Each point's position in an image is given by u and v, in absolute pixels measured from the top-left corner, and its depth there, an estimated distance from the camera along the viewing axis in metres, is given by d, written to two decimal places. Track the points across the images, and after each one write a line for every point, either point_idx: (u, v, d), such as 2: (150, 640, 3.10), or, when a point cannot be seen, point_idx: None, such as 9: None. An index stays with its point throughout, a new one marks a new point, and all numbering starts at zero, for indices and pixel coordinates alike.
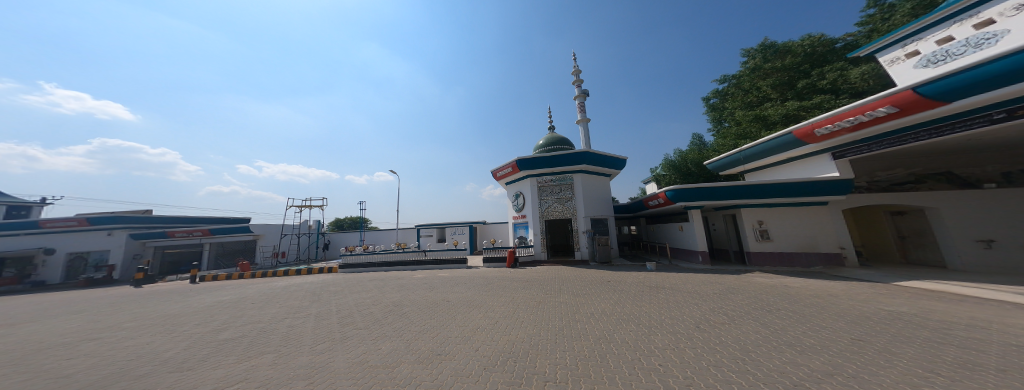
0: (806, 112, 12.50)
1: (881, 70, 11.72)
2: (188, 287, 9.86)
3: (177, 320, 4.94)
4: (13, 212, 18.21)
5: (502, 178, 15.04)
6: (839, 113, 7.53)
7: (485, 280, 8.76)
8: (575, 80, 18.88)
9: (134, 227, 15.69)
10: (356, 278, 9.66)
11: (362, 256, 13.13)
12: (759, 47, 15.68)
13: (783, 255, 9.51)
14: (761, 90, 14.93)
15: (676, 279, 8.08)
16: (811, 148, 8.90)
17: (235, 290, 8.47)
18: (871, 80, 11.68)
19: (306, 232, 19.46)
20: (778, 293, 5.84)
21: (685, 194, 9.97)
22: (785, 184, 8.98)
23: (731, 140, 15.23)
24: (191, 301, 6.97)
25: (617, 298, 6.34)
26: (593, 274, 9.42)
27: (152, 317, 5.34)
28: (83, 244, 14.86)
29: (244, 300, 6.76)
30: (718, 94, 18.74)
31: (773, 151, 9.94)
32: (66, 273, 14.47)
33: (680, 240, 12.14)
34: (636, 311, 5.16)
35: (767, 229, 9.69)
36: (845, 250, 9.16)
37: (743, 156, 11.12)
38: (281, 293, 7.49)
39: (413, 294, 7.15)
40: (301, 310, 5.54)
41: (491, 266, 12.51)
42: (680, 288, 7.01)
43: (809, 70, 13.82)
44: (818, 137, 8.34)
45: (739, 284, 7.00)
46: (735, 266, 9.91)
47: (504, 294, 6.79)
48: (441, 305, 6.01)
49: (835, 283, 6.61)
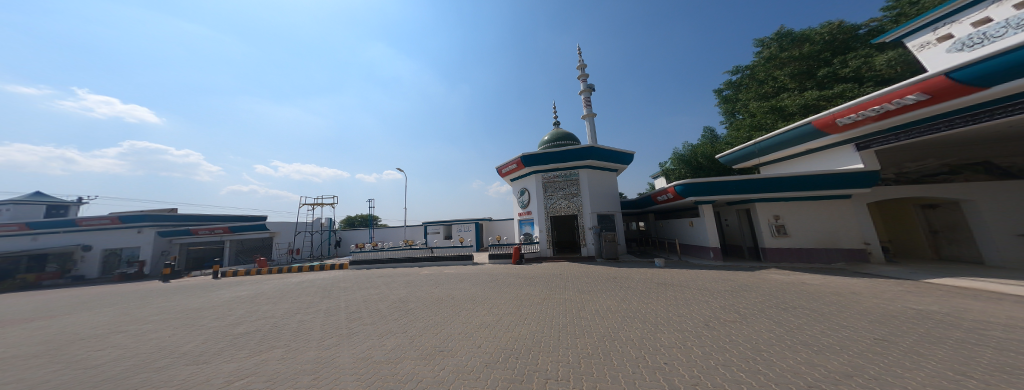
0: (826, 103, 11.84)
1: (910, 56, 11.08)
2: (209, 283, 10.31)
3: (197, 314, 5.16)
4: (53, 210, 19.49)
5: (507, 174, 15.00)
6: (864, 102, 7.04)
7: (490, 277, 8.81)
8: (581, 74, 18.54)
9: (162, 225, 16.45)
10: (365, 275, 9.88)
11: (371, 253, 13.38)
12: (774, 36, 14.89)
13: (801, 250, 9.12)
14: (778, 80, 14.21)
15: (685, 276, 7.88)
16: (833, 139, 8.42)
17: (252, 286, 8.80)
18: (898, 66, 11.05)
19: (318, 230, 20.07)
20: (794, 291, 5.61)
21: (695, 189, 9.71)
22: (804, 178, 8.57)
23: (745, 132, 14.60)
24: (212, 296, 7.28)
25: (624, 295, 6.24)
26: (600, 270, 9.31)
27: (175, 310, 5.61)
28: (115, 241, 15.73)
29: (259, 296, 7.01)
30: (731, 86, 17.98)
31: (791, 143, 9.48)
32: (102, 268, 15.42)
33: (690, 235, 11.83)
34: (643, 309, 5.05)
35: (784, 224, 9.32)
36: (870, 246, 8.67)
37: (758, 148, 10.66)
38: (294, 289, 7.73)
39: (418, 290, 7.25)
40: (311, 306, 5.69)
41: (497, 262, 12.55)
42: (689, 285, 6.83)
43: (830, 57, 13.06)
44: (840, 126, 7.88)
45: (753, 281, 6.75)
46: (749, 263, 9.59)
47: (507, 291, 6.80)
48: (446, 301, 6.07)
49: (858, 280, 6.29)
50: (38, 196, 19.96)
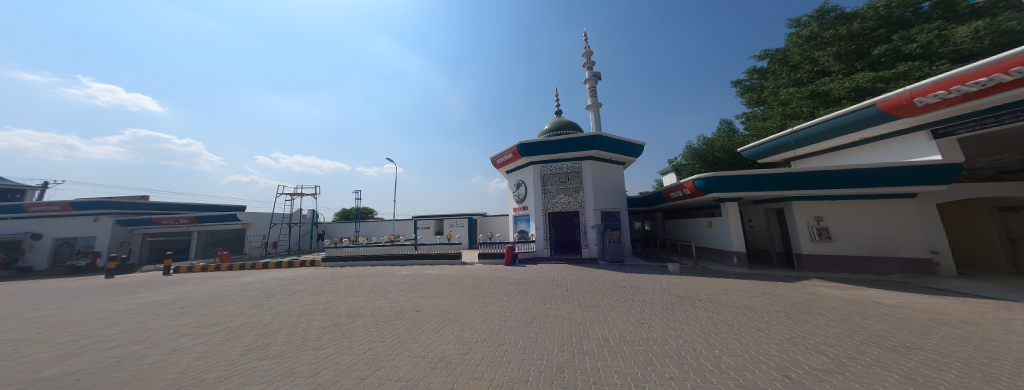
0: (884, 85, 10.42)
1: (1003, 26, 9.40)
2: (148, 280, 8.87)
3: (50, 334, 3.71)
4: (8, 195, 18.16)
5: (502, 165, 13.51)
6: (960, 74, 5.53)
7: (475, 280, 7.40)
8: (586, 62, 17.04)
9: (122, 213, 15.00)
10: (330, 275, 8.43)
11: (347, 249, 11.96)
12: (814, 13, 13.66)
13: (846, 258, 7.65)
14: (818, 63, 12.90)
15: (711, 287, 6.45)
16: (900, 126, 6.92)
17: (188, 286, 7.36)
18: (987, 38, 9.51)
19: (297, 222, 18.86)
20: (875, 314, 4.12)
21: (721, 183, 8.13)
22: (859, 171, 7.03)
23: (778, 120, 13.33)
24: (124, 300, 5.87)
25: (640, 314, 4.77)
26: (605, 277, 7.86)
27: (38, 325, 4.18)
28: (68, 230, 14.36)
29: (175, 302, 5.57)
30: (755, 73, 16.64)
31: (841, 130, 8.00)
32: (53, 259, 14.08)
33: (708, 237, 10.34)
34: (672, 341, 3.56)
35: (828, 227, 7.85)
36: (937, 255, 7.09)
37: (795, 138, 9.23)
38: (230, 293, 6.31)
39: (381, 297, 5.81)
40: (221, 321, 4.24)
41: (487, 263, 11.12)
42: (720, 300, 5.40)
43: (885, 36, 11.64)
44: (918, 107, 6.34)
45: (804, 297, 5.28)
46: (782, 271, 8.10)
47: (491, 303, 5.37)
48: (407, 317, 4.62)
49: (949, 300, 4.76)
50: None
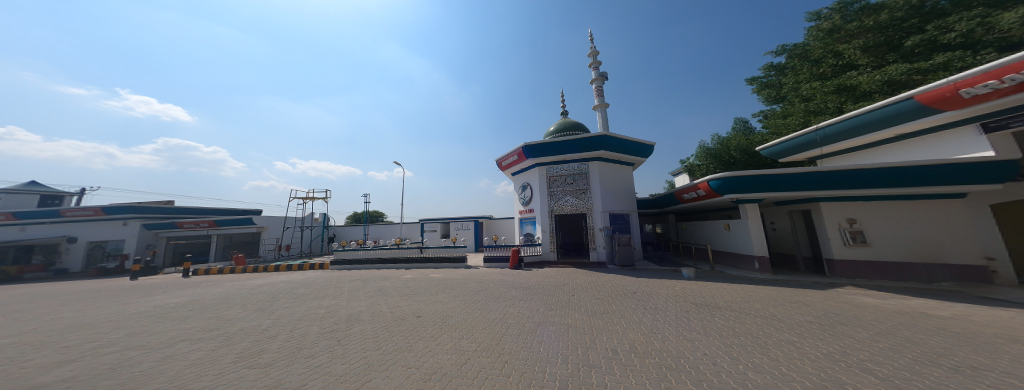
0: (920, 76, 9.61)
1: None
2: (165, 283, 9.17)
3: (59, 338, 3.77)
4: (48, 200, 19.52)
5: (508, 168, 13.34)
6: (1013, 62, 4.92)
7: (479, 285, 7.21)
8: (592, 62, 16.71)
9: (148, 217, 15.94)
10: (336, 279, 8.44)
11: (354, 253, 12.06)
12: (837, 6, 12.92)
13: (884, 264, 6.99)
14: (843, 56, 12.13)
15: (730, 294, 6.00)
16: (944, 119, 6.26)
17: (200, 289, 7.52)
18: None
19: (309, 226, 19.23)
20: (924, 327, 3.64)
21: (738, 184, 7.64)
22: (896, 169, 6.43)
23: (801, 117, 12.63)
24: (138, 303, 6.02)
25: (652, 323, 4.43)
26: (615, 282, 7.50)
27: (51, 328, 4.28)
28: (100, 234, 15.26)
29: (184, 305, 5.66)
30: (772, 69, 15.80)
31: (874, 126, 7.35)
32: (86, 261, 14.96)
33: (726, 241, 9.78)
34: (689, 354, 3.23)
35: (863, 230, 7.20)
36: (993, 262, 6.35)
37: (821, 135, 8.59)
38: (238, 296, 6.37)
39: (383, 302, 5.71)
40: (222, 325, 4.21)
41: (493, 266, 10.92)
42: (740, 308, 4.98)
43: (918, 26, 10.80)
44: (965, 99, 5.69)
45: (837, 307, 4.78)
46: (810, 278, 7.49)
47: (493, 308, 5.16)
48: (407, 323, 4.47)
49: (1014, 313, 4.17)
50: (33, 185, 20.08)
